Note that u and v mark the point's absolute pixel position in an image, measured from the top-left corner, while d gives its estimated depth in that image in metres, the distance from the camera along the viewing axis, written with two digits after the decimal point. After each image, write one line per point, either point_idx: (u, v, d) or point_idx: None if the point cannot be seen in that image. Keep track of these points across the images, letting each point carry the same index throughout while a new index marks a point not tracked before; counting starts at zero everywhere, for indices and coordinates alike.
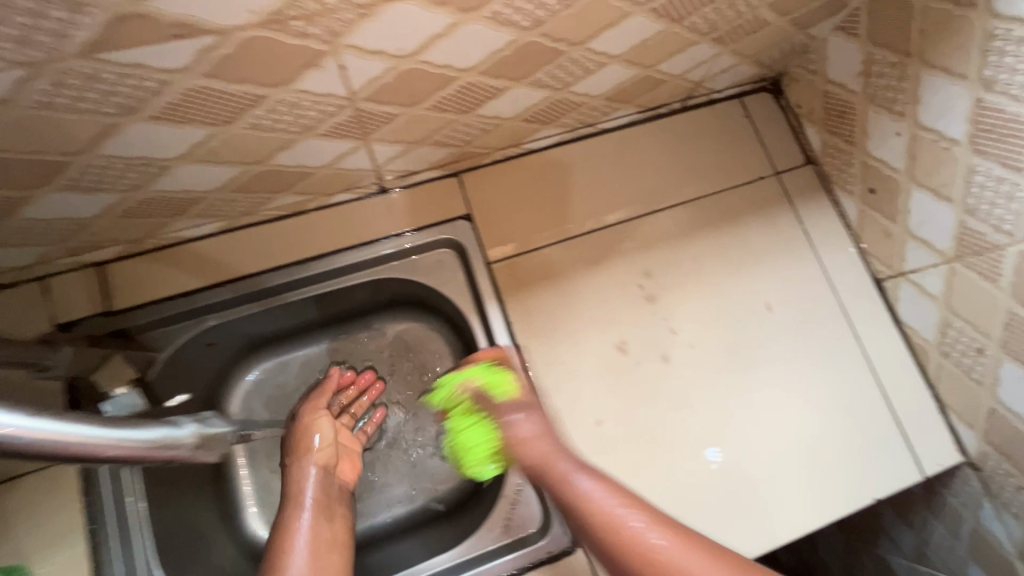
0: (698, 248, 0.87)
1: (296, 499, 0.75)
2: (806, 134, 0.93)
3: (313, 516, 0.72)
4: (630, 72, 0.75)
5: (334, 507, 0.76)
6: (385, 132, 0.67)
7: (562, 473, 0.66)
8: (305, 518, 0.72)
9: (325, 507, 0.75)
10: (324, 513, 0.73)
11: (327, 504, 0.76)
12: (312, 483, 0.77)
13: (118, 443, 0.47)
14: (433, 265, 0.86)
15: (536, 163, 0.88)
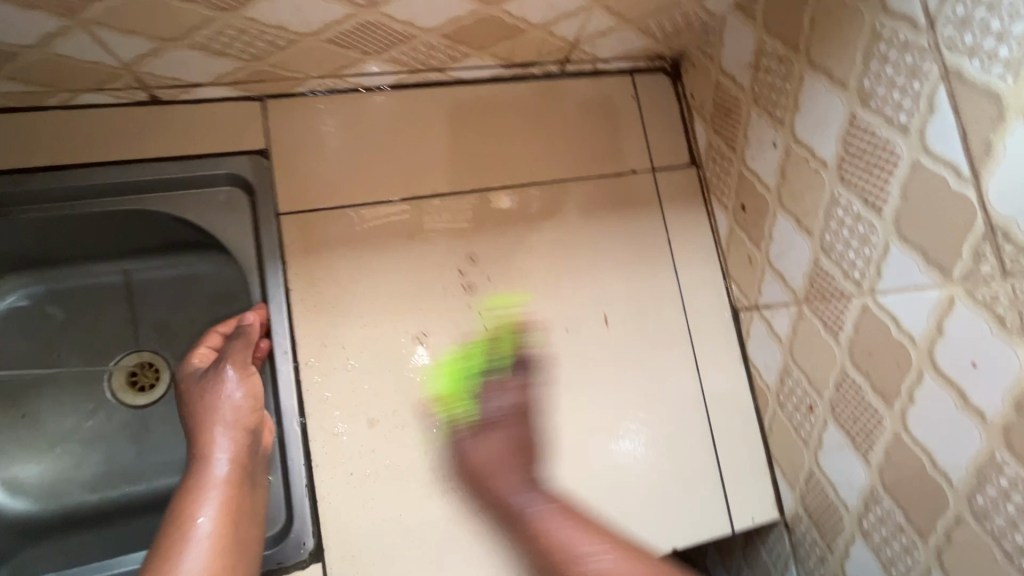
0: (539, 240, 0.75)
1: (198, 493, 0.57)
2: (694, 131, 0.81)
3: (232, 481, 0.59)
4: (465, 5, 0.59)
5: (258, 475, 0.62)
6: (104, 14, 0.51)
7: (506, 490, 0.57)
8: (204, 521, 0.55)
9: (249, 470, 0.61)
10: (226, 513, 0.56)
11: (227, 504, 0.57)
12: (229, 445, 0.61)
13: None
14: (218, 206, 0.70)
15: (365, 105, 0.72)
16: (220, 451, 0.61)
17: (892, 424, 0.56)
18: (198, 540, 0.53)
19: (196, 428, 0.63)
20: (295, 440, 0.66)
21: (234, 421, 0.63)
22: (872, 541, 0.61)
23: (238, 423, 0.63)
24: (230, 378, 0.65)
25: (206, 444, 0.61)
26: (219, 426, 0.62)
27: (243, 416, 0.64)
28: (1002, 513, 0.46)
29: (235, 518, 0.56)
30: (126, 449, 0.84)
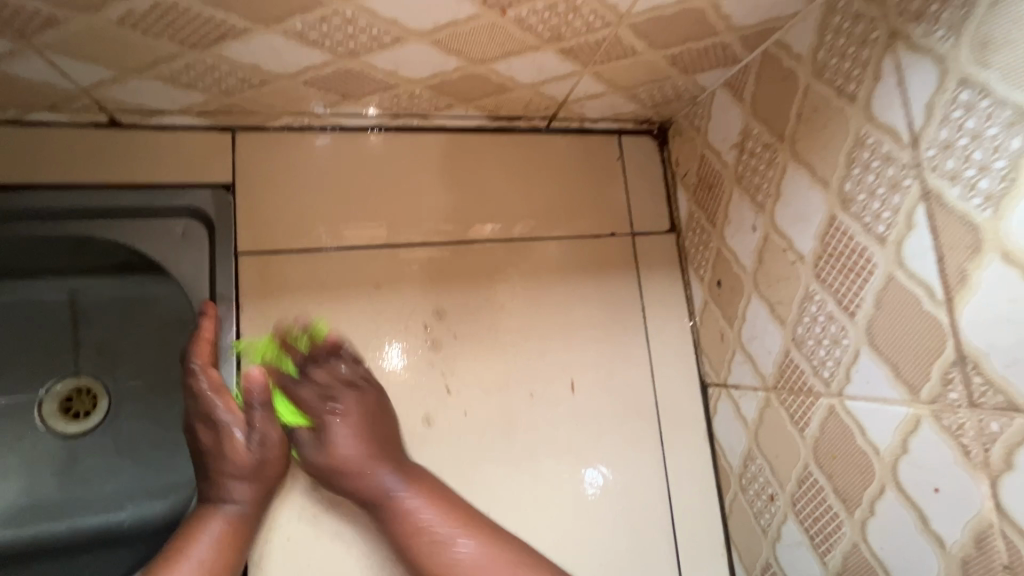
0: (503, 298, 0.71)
1: (202, 524, 0.58)
2: (677, 199, 0.80)
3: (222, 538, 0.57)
4: (452, 60, 0.57)
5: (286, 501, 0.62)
6: (58, 40, 0.47)
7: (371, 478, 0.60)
8: (201, 553, 0.56)
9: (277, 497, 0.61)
10: (222, 563, 0.56)
11: (221, 560, 0.56)
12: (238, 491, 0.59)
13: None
14: (175, 238, 0.67)
15: (341, 145, 0.70)
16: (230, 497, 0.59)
17: (851, 532, 0.54)
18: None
19: (206, 464, 0.61)
20: None
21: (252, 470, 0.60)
22: None
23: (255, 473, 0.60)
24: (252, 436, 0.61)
25: (217, 486, 0.60)
26: (233, 474, 0.59)
27: (270, 471, 0.61)
28: None
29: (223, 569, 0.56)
30: (50, 482, 0.79)
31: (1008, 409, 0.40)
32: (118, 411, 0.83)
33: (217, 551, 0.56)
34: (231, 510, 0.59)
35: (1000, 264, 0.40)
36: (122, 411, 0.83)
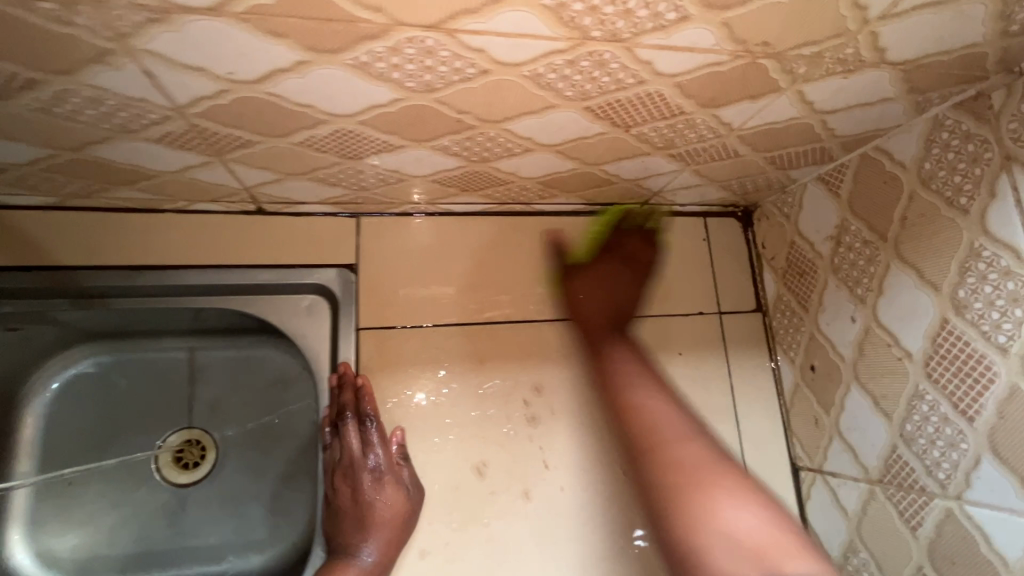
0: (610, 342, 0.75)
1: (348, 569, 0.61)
2: (763, 280, 0.82)
3: None
4: (568, 163, 0.63)
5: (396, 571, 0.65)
6: (244, 156, 0.55)
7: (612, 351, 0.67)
8: None
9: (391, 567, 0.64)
10: None
11: None
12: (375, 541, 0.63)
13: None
14: (301, 312, 0.73)
15: (450, 229, 0.76)
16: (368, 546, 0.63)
17: None
18: None
19: (348, 513, 0.65)
20: None
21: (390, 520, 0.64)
22: None
23: (389, 523, 0.64)
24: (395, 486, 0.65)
25: (359, 535, 0.64)
26: (375, 525, 0.63)
27: (402, 522, 0.65)
28: None
29: None
30: (161, 529, 0.85)
31: None
32: (224, 463, 0.89)
33: None
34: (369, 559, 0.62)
35: None
36: (227, 463, 0.89)
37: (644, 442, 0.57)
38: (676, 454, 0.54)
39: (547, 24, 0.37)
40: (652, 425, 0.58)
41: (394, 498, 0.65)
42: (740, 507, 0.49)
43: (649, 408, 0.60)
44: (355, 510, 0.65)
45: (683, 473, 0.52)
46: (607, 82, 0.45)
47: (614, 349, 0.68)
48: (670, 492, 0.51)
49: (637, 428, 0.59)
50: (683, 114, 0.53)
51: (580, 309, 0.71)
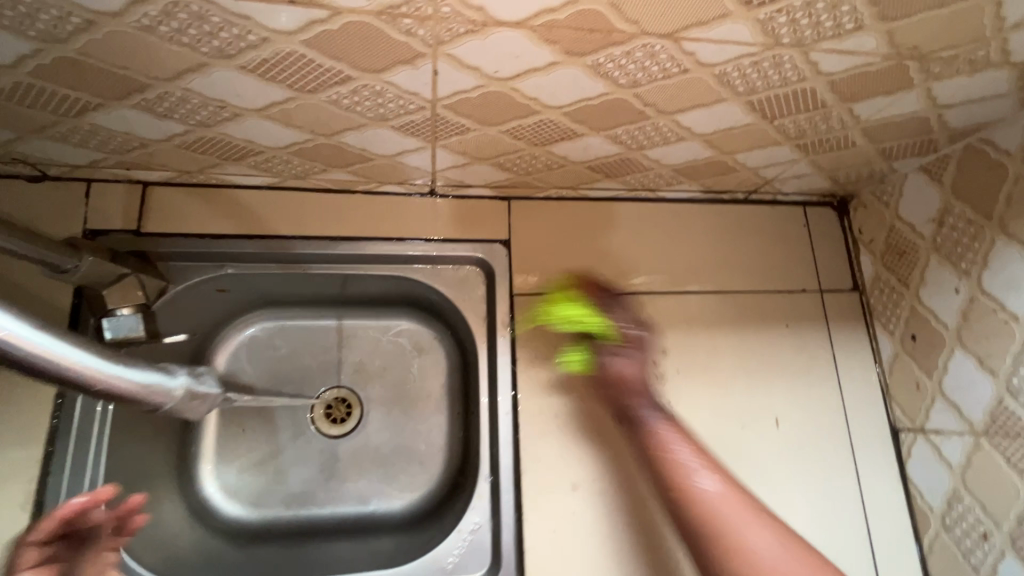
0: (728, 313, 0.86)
1: None
2: (860, 262, 0.91)
3: None
4: (707, 152, 0.74)
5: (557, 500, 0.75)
6: (454, 142, 0.67)
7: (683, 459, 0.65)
8: None
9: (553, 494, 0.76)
10: None
11: None
12: None
13: (116, 376, 0.56)
14: (461, 280, 0.85)
15: (586, 211, 0.87)
16: None
17: None
18: None
19: None
20: (507, 492, 0.76)
21: None
22: None
23: None
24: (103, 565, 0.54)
25: None
26: None
27: None
28: None
29: None
30: (318, 474, 0.96)
31: None
32: (370, 421, 1.00)
33: None
34: None
35: None
36: (372, 420, 1.00)
37: (726, 549, 0.59)
38: (752, 551, 0.57)
39: (753, 32, 0.49)
40: (708, 513, 0.60)
41: None
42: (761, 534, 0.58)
43: (709, 499, 0.61)
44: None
45: (739, 546, 0.58)
46: (775, 79, 0.56)
47: (648, 412, 0.70)
48: (717, 551, 0.59)
49: (691, 519, 0.61)
50: (823, 108, 0.63)
51: (627, 397, 0.71)
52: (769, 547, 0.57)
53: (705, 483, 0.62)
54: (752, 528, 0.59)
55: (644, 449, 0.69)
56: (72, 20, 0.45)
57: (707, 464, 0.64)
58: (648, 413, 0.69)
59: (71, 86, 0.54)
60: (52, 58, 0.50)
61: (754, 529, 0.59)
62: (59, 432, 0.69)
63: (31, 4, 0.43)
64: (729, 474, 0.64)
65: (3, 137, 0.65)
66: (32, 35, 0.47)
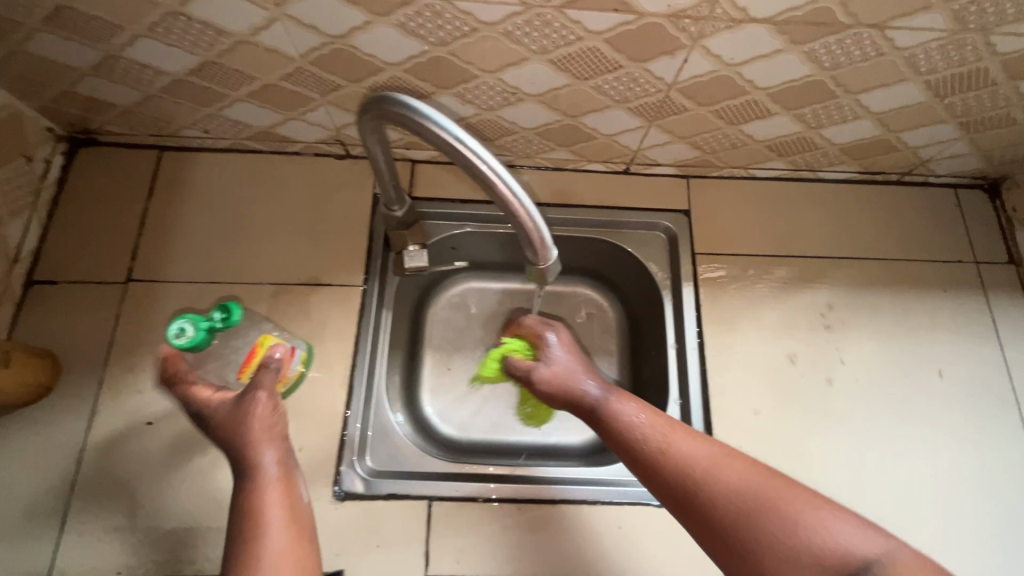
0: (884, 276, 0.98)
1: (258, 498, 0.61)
2: (1015, 237, 1.00)
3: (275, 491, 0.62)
4: (876, 130, 0.88)
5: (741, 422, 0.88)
6: (668, 121, 0.87)
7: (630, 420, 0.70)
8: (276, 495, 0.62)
9: (737, 415, 0.89)
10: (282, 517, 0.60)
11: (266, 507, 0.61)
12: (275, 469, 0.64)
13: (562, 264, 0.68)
14: (648, 242, 1.02)
15: (753, 188, 1.03)
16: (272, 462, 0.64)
17: None
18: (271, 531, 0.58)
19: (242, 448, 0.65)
20: (697, 410, 0.89)
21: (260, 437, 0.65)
22: None
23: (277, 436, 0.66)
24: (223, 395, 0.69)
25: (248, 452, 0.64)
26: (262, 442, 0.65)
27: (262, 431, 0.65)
28: None
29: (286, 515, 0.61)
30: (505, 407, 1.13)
31: None
32: None
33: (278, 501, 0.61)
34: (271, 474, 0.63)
35: None
36: None
37: (750, 506, 0.58)
38: (732, 483, 0.60)
39: (944, 18, 0.65)
40: (684, 465, 0.63)
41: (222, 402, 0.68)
42: (809, 512, 0.56)
43: (668, 440, 0.66)
44: (264, 419, 0.66)
45: (765, 509, 0.57)
46: (955, 59, 0.71)
47: (619, 400, 0.73)
48: (737, 523, 0.57)
49: (668, 480, 0.63)
50: (992, 85, 0.76)
51: (564, 391, 0.77)
52: (747, 477, 0.60)
53: (657, 434, 0.67)
54: (718, 456, 0.63)
55: (619, 443, 0.69)
56: (462, 29, 0.70)
57: (652, 421, 0.69)
58: (594, 389, 0.75)
59: (424, 79, 0.79)
60: (428, 57, 0.75)
61: (765, 482, 0.59)
62: (361, 335, 0.92)
63: (446, 18, 0.68)
64: (678, 425, 0.69)
65: (344, 122, 0.92)
66: (429, 40, 0.72)
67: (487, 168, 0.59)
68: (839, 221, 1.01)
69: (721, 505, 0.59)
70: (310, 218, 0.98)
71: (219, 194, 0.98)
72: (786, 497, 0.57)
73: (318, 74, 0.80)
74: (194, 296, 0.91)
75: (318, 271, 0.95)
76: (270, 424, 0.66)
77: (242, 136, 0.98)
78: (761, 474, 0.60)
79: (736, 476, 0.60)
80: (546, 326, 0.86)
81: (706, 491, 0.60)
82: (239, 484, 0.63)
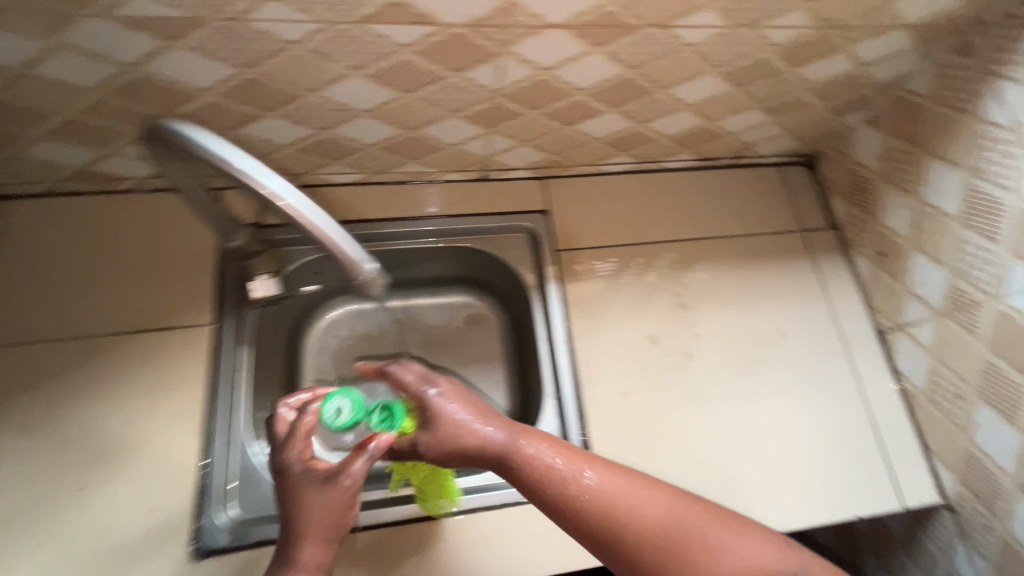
0: (728, 251, 1.07)
1: None
2: (831, 204, 1.12)
3: None
4: (697, 120, 0.96)
5: (612, 408, 0.92)
6: (506, 126, 0.89)
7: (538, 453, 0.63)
8: None
9: (608, 400, 0.92)
10: None
11: None
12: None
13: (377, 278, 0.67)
14: (512, 245, 1.04)
15: (605, 182, 1.08)
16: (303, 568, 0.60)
17: None
18: None
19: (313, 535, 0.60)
20: (570, 403, 0.92)
21: (319, 531, 0.61)
22: None
23: (323, 531, 0.61)
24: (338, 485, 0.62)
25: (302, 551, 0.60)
26: (309, 534, 0.61)
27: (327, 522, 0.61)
28: None
29: None
30: None
31: None
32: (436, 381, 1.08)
33: None
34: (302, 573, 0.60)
35: None
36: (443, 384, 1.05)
37: (669, 544, 0.57)
38: (646, 519, 0.59)
39: (717, 16, 0.72)
40: (597, 507, 0.59)
41: (319, 508, 0.61)
42: (722, 534, 0.58)
43: (591, 485, 0.60)
44: (336, 505, 0.62)
45: (706, 544, 0.57)
46: (740, 51, 0.79)
47: (529, 437, 0.64)
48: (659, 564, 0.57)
49: (583, 524, 0.59)
50: (778, 73, 0.86)
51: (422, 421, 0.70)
52: (665, 508, 0.60)
53: (574, 475, 0.61)
54: (628, 485, 0.61)
55: (519, 482, 0.63)
56: (267, 49, 0.68)
57: (569, 462, 0.62)
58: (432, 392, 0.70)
59: (243, 102, 0.77)
60: (240, 80, 0.72)
61: (657, 501, 0.60)
62: (216, 377, 0.86)
63: (245, 39, 0.66)
64: (596, 457, 0.63)
65: None
66: (235, 62, 0.69)
67: (279, 196, 0.56)
68: (683, 206, 1.09)
69: (650, 551, 0.57)
70: (149, 258, 0.91)
71: (35, 243, 0.89)
72: (715, 526, 0.59)
73: (124, 105, 0.75)
74: (12, 359, 0.82)
75: (163, 314, 0.88)
76: (327, 514, 0.61)
77: (57, 178, 0.89)
78: (682, 501, 0.61)
79: (654, 506, 0.59)
80: (435, 376, 0.73)
81: (615, 528, 0.58)
82: (275, 563, 0.61)
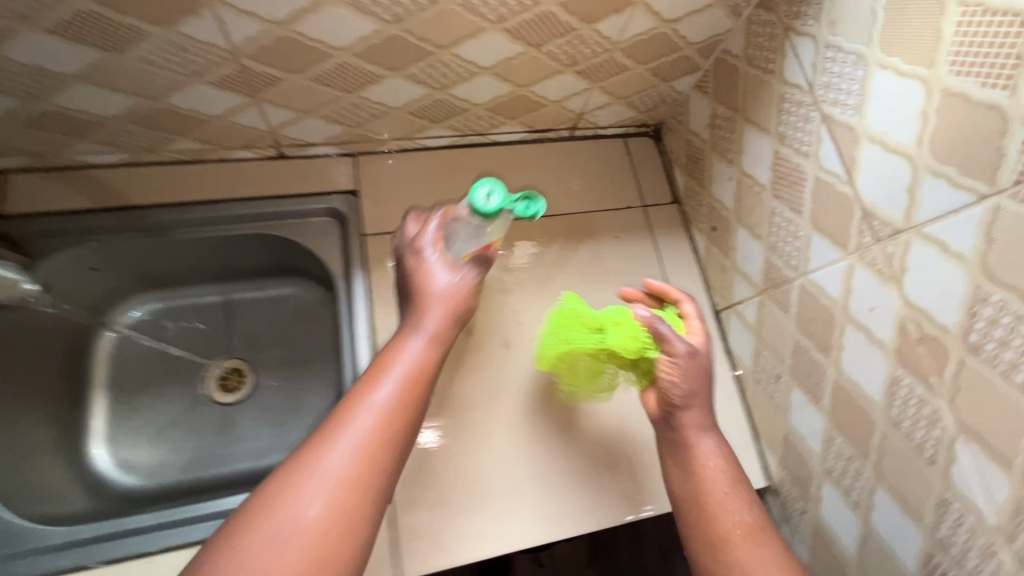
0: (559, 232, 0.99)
1: (367, 397, 0.62)
2: (674, 177, 1.05)
3: (422, 345, 0.67)
4: (505, 86, 0.86)
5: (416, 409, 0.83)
6: (272, 95, 0.78)
7: (695, 422, 0.71)
8: (379, 396, 0.62)
9: None
10: (383, 443, 0.59)
11: (390, 413, 0.61)
12: (412, 351, 0.66)
13: None
14: (318, 230, 0.94)
15: (425, 158, 0.98)
16: (413, 348, 0.67)
17: (833, 372, 0.73)
18: (336, 449, 0.57)
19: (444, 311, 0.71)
20: None
21: (449, 311, 0.71)
22: (835, 479, 0.75)
23: (452, 312, 0.71)
24: (446, 278, 0.73)
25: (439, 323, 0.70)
26: (419, 330, 0.68)
27: (455, 308, 0.72)
28: (911, 413, 0.63)
29: (374, 452, 0.59)
30: (214, 439, 1.01)
31: (896, 233, 0.61)
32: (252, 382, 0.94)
33: (373, 429, 0.59)
34: (417, 348, 0.67)
35: (871, 146, 0.63)
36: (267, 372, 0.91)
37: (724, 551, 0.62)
38: (727, 519, 0.64)
39: None
40: (701, 501, 0.66)
41: (442, 280, 0.72)
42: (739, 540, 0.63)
43: (724, 492, 0.66)
44: (455, 301, 0.72)
45: (730, 551, 0.62)
46: (513, 4, 0.70)
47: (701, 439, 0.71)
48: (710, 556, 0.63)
49: (703, 531, 0.65)
50: (573, 30, 0.77)
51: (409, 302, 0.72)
52: (746, 511, 0.65)
53: (720, 488, 0.67)
54: (733, 488, 0.67)
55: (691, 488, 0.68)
56: None
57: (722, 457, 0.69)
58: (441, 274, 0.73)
59: None
60: None
61: (763, 536, 0.63)
62: None
63: None
64: (730, 464, 0.69)
65: None
66: None
67: None
68: (513, 182, 1.00)
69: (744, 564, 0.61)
70: None
71: None
72: (727, 529, 0.64)
73: None
74: None
75: None
76: (455, 295, 0.72)
77: None
78: (723, 492, 0.67)
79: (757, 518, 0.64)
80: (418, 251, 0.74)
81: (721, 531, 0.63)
82: (357, 384, 0.64)
